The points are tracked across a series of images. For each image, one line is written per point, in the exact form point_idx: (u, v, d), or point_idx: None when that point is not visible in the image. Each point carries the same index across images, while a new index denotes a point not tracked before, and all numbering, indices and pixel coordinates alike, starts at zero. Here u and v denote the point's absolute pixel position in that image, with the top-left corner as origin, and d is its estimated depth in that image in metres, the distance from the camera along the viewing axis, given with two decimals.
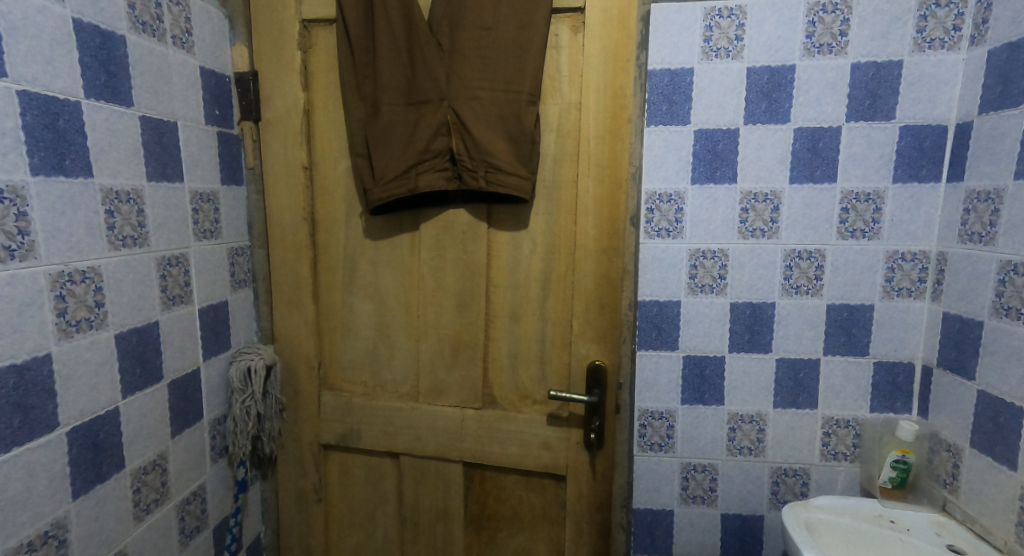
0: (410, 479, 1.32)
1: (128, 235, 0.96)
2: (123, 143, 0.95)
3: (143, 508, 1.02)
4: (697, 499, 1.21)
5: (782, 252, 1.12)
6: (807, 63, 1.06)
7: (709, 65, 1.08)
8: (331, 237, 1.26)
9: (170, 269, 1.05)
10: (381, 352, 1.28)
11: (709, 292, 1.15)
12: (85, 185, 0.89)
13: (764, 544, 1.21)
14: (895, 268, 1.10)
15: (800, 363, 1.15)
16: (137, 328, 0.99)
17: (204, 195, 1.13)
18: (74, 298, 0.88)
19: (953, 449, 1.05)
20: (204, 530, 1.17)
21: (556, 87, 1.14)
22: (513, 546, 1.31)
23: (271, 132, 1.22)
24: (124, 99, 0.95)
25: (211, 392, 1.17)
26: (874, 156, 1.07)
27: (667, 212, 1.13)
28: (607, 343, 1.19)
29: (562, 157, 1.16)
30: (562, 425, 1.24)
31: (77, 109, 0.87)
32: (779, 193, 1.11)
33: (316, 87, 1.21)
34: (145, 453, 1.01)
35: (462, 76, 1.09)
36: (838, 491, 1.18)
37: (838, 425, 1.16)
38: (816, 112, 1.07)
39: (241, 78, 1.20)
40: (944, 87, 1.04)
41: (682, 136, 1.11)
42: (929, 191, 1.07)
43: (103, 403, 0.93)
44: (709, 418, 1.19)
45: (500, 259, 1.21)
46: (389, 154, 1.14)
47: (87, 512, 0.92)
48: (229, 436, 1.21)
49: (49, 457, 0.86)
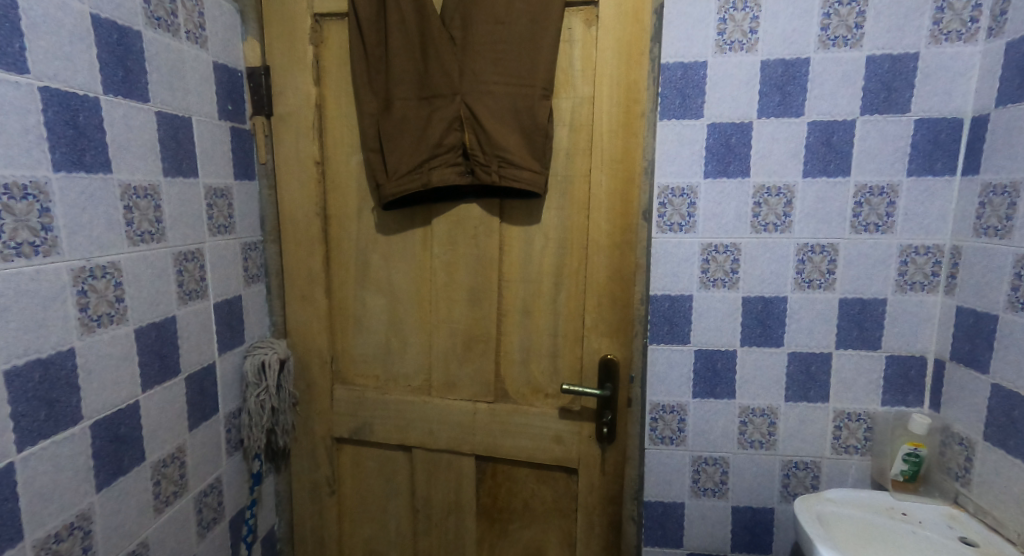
0: (423, 472, 1.33)
1: (146, 230, 0.97)
2: (141, 139, 0.95)
3: (162, 501, 1.03)
4: (708, 492, 1.22)
5: (794, 246, 1.12)
6: (822, 56, 1.06)
7: (722, 59, 1.08)
8: (344, 232, 1.26)
9: (186, 264, 1.05)
10: (393, 347, 1.29)
11: (721, 287, 1.15)
12: (104, 181, 0.89)
13: (773, 536, 1.22)
14: (908, 262, 1.10)
15: (812, 357, 1.15)
16: (156, 322, 0.99)
17: (218, 191, 1.13)
18: (95, 293, 0.89)
19: (966, 443, 1.06)
20: (222, 522, 1.18)
21: (569, 80, 1.14)
22: (524, 538, 1.32)
23: (283, 127, 1.23)
24: (141, 95, 0.95)
25: (227, 386, 1.18)
26: (888, 150, 1.07)
27: (680, 207, 1.13)
28: (619, 338, 1.20)
29: (574, 152, 1.16)
30: (573, 419, 1.24)
31: (97, 105, 0.88)
32: (792, 187, 1.10)
33: (327, 82, 1.21)
34: (164, 447, 1.02)
35: (474, 71, 1.10)
36: (848, 485, 1.18)
37: (849, 419, 1.16)
38: (830, 105, 1.07)
39: (252, 73, 1.20)
40: (960, 80, 1.03)
41: (695, 130, 1.10)
42: (943, 185, 1.06)
43: (124, 397, 0.94)
44: (721, 411, 1.19)
45: (512, 254, 1.21)
46: (402, 149, 1.14)
47: (109, 505, 0.93)
48: (243, 429, 1.22)
49: (74, 450, 0.87)
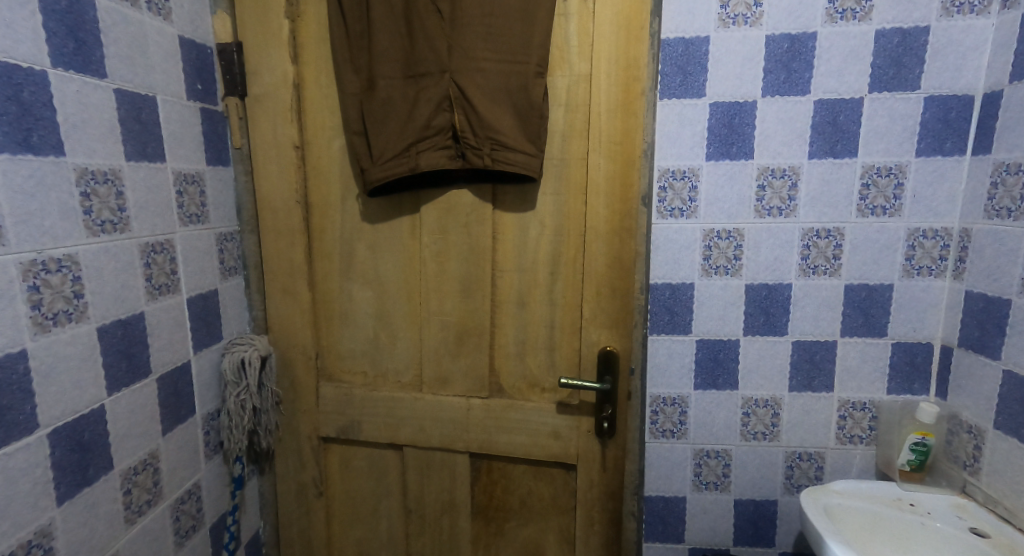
0: (415, 470, 1.27)
1: (108, 219, 0.89)
2: (99, 119, 0.87)
3: (135, 510, 0.96)
4: (709, 486, 1.18)
5: (799, 231, 1.07)
6: (829, 30, 1.01)
7: (725, 33, 1.02)
8: (327, 221, 1.19)
9: (154, 257, 0.98)
10: (382, 342, 1.23)
11: (723, 274, 1.10)
12: (55, 165, 0.82)
13: (776, 529, 1.18)
14: (916, 246, 1.06)
15: (816, 346, 1.11)
16: (122, 320, 0.92)
17: (188, 176, 1.06)
18: (49, 289, 0.81)
19: (975, 431, 1.03)
20: (201, 529, 1.11)
21: (564, 57, 1.08)
22: (521, 537, 1.27)
23: (259, 108, 1.15)
24: (97, 71, 0.87)
25: (203, 386, 1.11)
26: (897, 129, 1.03)
27: (681, 191, 1.08)
28: (618, 329, 1.15)
29: (571, 133, 1.10)
30: (572, 413, 1.19)
31: (44, 80, 0.80)
32: (797, 169, 1.06)
33: (306, 59, 1.13)
34: (135, 453, 0.95)
35: (464, 47, 1.03)
36: (853, 476, 1.15)
37: (854, 408, 1.13)
38: (837, 83, 1.02)
39: (223, 50, 1.12)
40: (971, 55, 0.99)
41: (696, 110, 1.05)
42: (952, 165, 1.02)
43: (87, 402, 0.87)
44: (723, 403, 1.15)
45: (506, 243, 1.15)
46: (387, 131, 1.07)
47: (74, 517, 0.86)
48: (223, 431, 1.15)
49: (30, 461, 0.80)
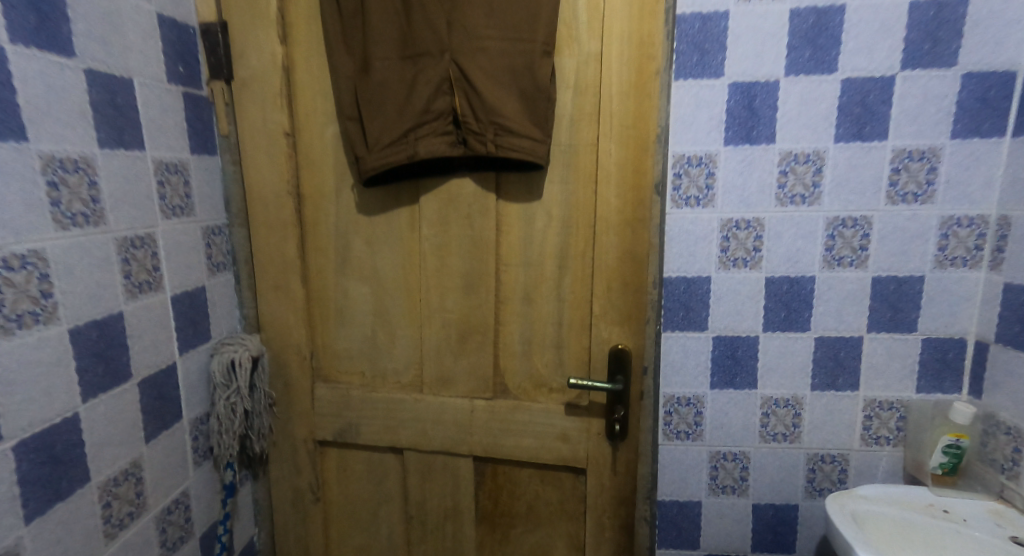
0: (416, 475, 1.21)
1: (79, 211, 0.83)
2: (67, 103, 0.81)
3: (116, 523, 0.90)
4: (726, 490, 1.11)
5: (824, 220, 1.00)
6: (858, 3, 0.93)
7: (745, 8, 0.95)
8: (321, 213, 1.13)
9: (133, 252, 0.92)
10: (381, 340, 1.17)
11: (742, 266, 1.03)
12: (18, 152, 0.75)
13: (797, 535, 1.12)
14: (949, 235, 0.99)
15: (840, 342, 1.05)
16: (97, 320, 0.86)
17: (171, 166, 0.99)
18: (12, 288, 0.75)
19: (1014, 433, 0.96)
20: (190, 540, 1.06)
21: (573, 35, 1.01)
22: (528, 544, 1.21)
23: (248, 93, 1.09)
24: (64, 50, 0.81)
25: (191, 389, 1.05)
26: (931, 109, 0.95)
27: (697, 178, 1.01)
28: (630, 325, 1.09)
29: (580, 118, 1.03)
30: (581, 415, 1.13)
31: (3, 58, 0.74)
32: (822, 153, 0.99)
33: (296, 40, 1.06)
34: (115, 462, 0.90)
35: (464, 24, 0.96)
36: (879, 479, 1.09)
37: (881, 408, 1.06)
38: (867, 60, 0.95)
39: (207, 30, 1.06)
40: (1013, 28, 0.91)
41: (714, 91, 0.98)
42: (990, 147, 0.95)
43: (59, 409, 0.81)
44: (741, 403, 1.08)
45: (510, 235, 1.09)
46: (383, 117, 1.01)
47: (46, 533, 0.80)
48: (213, 436, 1.09)
49: None
